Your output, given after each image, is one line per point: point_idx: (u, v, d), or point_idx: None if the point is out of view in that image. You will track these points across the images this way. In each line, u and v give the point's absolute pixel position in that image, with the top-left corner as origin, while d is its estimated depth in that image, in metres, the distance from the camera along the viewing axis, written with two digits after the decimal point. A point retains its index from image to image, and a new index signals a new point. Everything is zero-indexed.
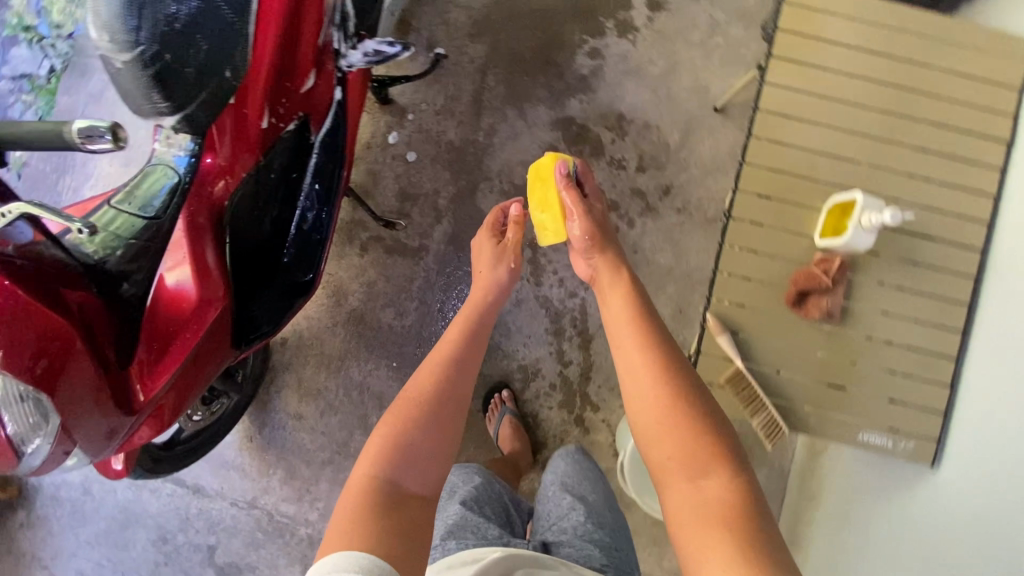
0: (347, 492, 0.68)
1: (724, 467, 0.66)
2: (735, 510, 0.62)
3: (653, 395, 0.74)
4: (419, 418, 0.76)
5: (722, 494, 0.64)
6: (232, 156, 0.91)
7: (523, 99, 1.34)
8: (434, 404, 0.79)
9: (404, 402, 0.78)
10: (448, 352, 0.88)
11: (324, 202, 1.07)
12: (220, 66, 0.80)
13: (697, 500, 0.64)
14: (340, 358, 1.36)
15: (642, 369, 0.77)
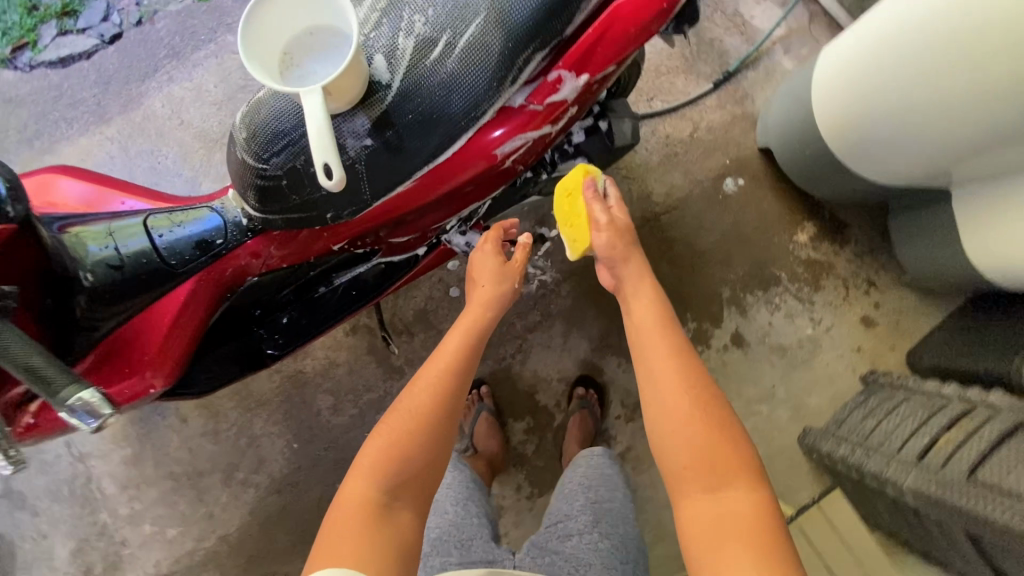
0: (343, 505, 0.68)
1: (746, 479, 0.64)
2: (761, 525, 0.60)
3: (681, 398, 0.71)
4: (413, 427, 0.74)
5: (747, 509, 0.61)
6: (284, 255, 0.88)
7: (576, 324, 1.33)
8: (432, 410, 0.76)
9: (400, 409, 0.76)
10: (461, 338, 0.85)
11: (338, 308, 1.03)
12: (324, 209, 0.75)
13: (716, 514, 0.62)
14: (256, 402, 1.30)
15: (664, 381, 0.73)
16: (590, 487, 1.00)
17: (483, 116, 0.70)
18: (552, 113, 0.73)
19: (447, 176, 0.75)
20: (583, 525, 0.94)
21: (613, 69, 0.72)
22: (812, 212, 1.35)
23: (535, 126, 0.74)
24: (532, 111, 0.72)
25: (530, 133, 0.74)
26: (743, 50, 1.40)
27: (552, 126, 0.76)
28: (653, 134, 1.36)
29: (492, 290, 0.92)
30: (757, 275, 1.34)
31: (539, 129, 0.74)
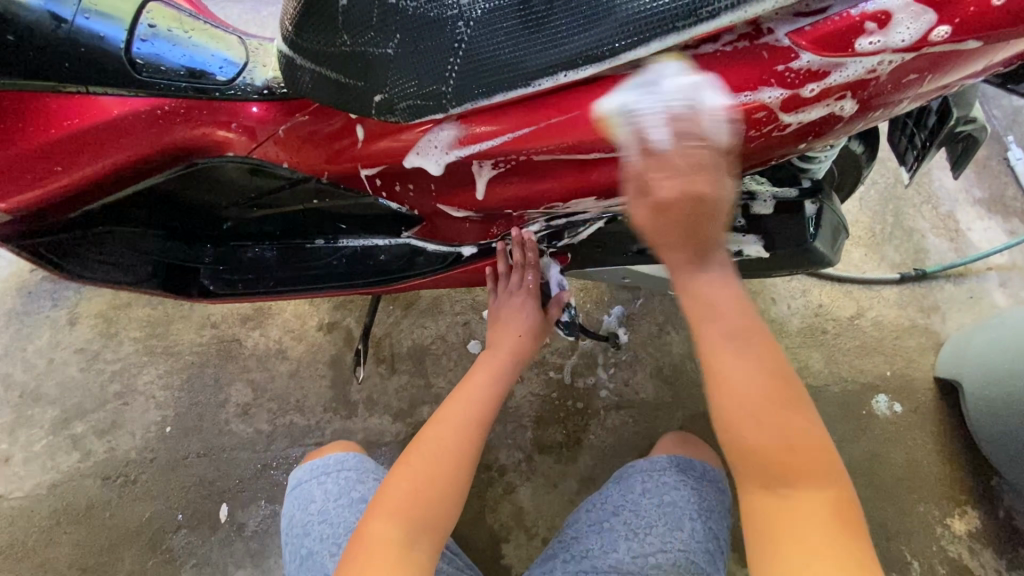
0: (363, 553, 0.48)
1: (829, 474, 0.42)
2: (845, 526, 0.41)
3: (757, 392, 0.43)
4: (438, 468, 0.54)
5: (828, 501, 0.42)
6: (285, 151, 0.57)
7: (603, 473, 0.92)
8: (464, 437, 0.57)
9: (427, 442, 0.56)
10: (496, 368, 0.66)
11: (322, 275, 0.74)
12: (377, 81, 0.47)
13: (787, 522, 0.42)
14: (163, 349, 0.96)
15: (735, 358, 0.44)
16: (641, 513, 0.70)
17: (697, 26, 0.38)
18: (805, 94, 0.41)
19: (579, 121, 0.44)
20: (626, 562, 0.65)
21: (958, 49, 0.38)
22: (981, 499, 0.93)
23: (763, 102, 0.41)
24: (776, 69, 0.40)
25: (748, 111, 0.41)
26: (947, 258, 1.08)
27: (786, 131, 0.43)
28: (804, 294, 1.04)
29: (531, 342, 0.70)
30: (875, 545, 0.90)
31: (764, 115, 0.42)
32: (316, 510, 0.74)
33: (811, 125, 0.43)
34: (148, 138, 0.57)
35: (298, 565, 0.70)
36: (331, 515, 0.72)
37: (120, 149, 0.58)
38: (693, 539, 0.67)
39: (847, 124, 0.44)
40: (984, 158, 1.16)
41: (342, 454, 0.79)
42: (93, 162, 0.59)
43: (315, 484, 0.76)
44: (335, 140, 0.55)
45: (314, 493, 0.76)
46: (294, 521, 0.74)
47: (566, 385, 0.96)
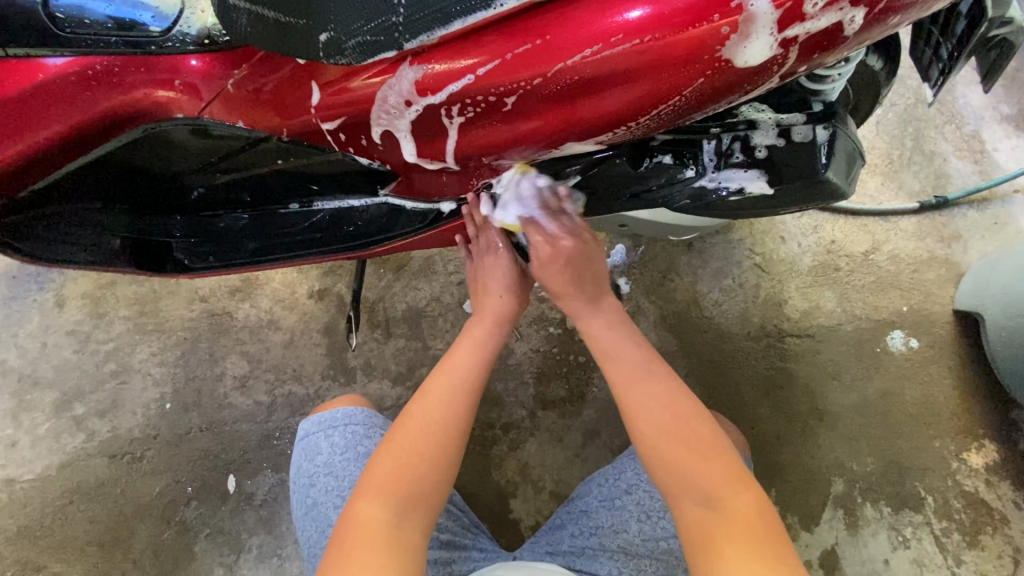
0: (354, 537, 0.50)
1: (740, 480, 0.50)
2: (762, 528, 0.48)
3: (675, 429, 0.53)
4: (423, 444, 0.55)
5: (750, 511, 0.48)
6: (237, 109, 0.52)
7: (608, 426, 0.91)
8: (449, 411, 0.58)
9: (412, 419, 0.57)
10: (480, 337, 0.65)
11: (300, 242, 0.70)
12: (321, 16, 0.41)
13: (716, 531, 0.48)
14: (155, 326, 0.94)
15: (642, 392, 0.56)
16: (657, 495, 0.68)
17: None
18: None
19: (551, 49, 0.39)
20: (636, 543, 0.66)
21: None
22: (999, 432, 0.91)
23: (763, 9, 0.35)
24: None
25: (743, 25, 0.35)
26: (971, 182, 1.01)
27: (794, 49, 0.36)
28: (815, 231, 0.98)
29: (514, 304, 0.67)
30: (889, 482, 0.89)
31: (768, 24, 0.35)
32: (322, 461, 0.72)
33: (822, 37, 0.36)
34: (88, 104, 0.53)
35: (304, 515, 0.71)
36: (337, 469, 0.71)
37: (61, 117, 0.54)
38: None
39: (868, 33, 0.37)
40: (1013, 70, 1.06)
41: (350, 408, 0.77)
42: (35, 134, 0.55)
43: (322, 436, 0.74)
44: (290, 91, 0.50)
45: (321, 445, 0.74)
46: (301, 470, 0.73)
47: (567, 339, 0.94)
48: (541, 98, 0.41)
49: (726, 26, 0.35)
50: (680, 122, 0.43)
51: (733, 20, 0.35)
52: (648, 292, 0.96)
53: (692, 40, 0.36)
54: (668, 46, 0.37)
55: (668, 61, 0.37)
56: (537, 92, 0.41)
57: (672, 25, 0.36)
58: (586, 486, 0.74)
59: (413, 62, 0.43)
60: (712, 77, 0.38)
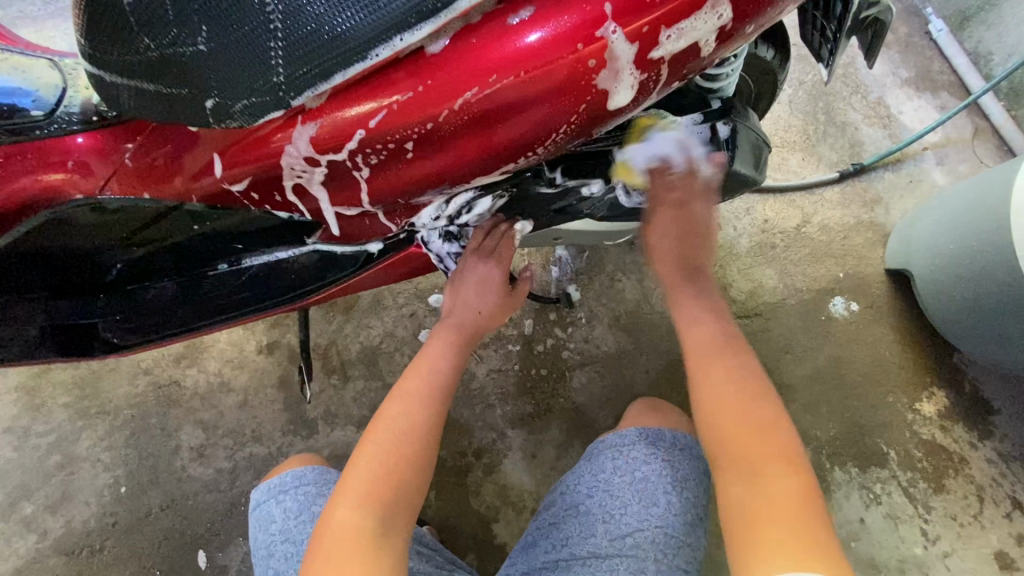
0: (334, 539, 0.49)
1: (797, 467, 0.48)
2: (808, 512, 0.45)
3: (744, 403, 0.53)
4: (399, 443, 0.55)
5: (796, 492, 0.46)
6: (142, 183, 0.50)
7: (580, 433, 0.91)
8: (425, 408, 0.59)
9: (388, 420, 0.57)
10: (439, 346, 0.65)
11: (236, 299, 0.69)
12: (201, 84, 0.40)
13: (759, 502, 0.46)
14: (97, 409, 0.90)
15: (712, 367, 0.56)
16: (616, 493, 0.66)
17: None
18: (669, 21, 0.35)
19: (434, 94, 0.39)
20: (604, 545, 0.62)
21: None
22: (945, 377, 0.95)
23: (622, 42, 0.36)
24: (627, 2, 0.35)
25: (608, 55, 0.36)
26: (884, 146, 1.06)
27: (664, 66, 0.38)
28: (748, 213, 1.02)
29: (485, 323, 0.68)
30: (852, 444, 0.92)
31: (631, 51, 0.36)
32: (278, 529, 0.69)
33: (684, 55, 0.38)
34: None
35: None
36: (294, 533, 0.68)
37: None
38: (668, 514, 0.63)
39: (732, 42, 0.38)
40: (905, 37, 1.13)
41: (299, 469, 0.75)
42: None
43: (274, 503, 0.72)
44: (188, 159, 0.49)
45: (274, 512, 0.71)
46: (258, 542, 0.70)
47: (527, 354, 0.94)
48: (439, 138, 0.42)
49: (593, 59, 0.37)
50: (576, 142, 0.44)
51: (597, 47, 0.36)
52: (599, 295, 0.97)
53: (565, 71, 0.37)
54: (544, 81, 0.37)
55: (546, 94, 0.38)
56: (434, 133, 0.41)
57: (544, 59, 0.37)
58: (552, 495, 0.73)
59: (305, 120, 0.42)
60: (591, 104, 0.39)
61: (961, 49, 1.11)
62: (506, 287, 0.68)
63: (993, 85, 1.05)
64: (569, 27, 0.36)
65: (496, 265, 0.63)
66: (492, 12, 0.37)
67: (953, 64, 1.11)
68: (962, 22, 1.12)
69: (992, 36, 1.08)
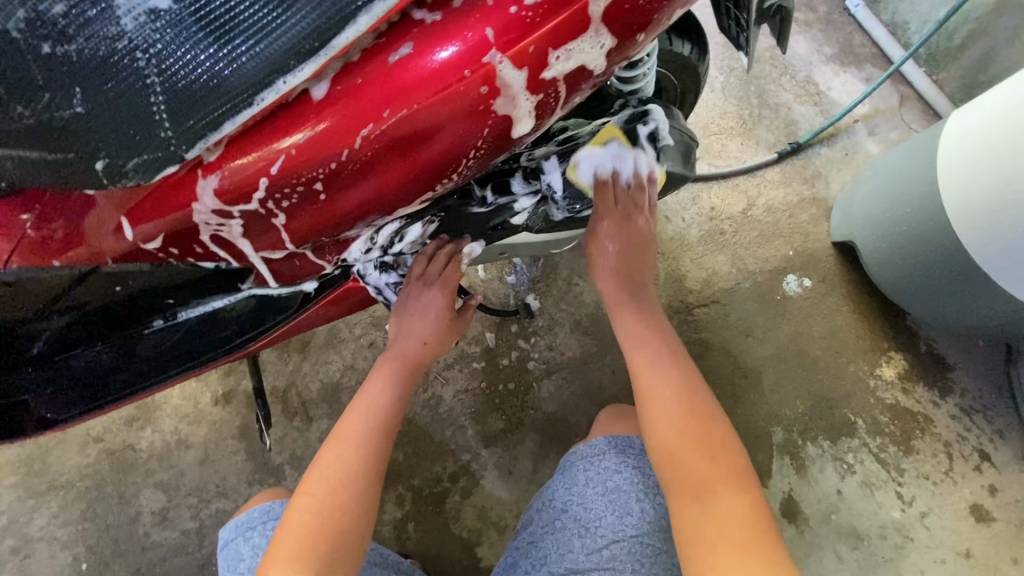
0: None
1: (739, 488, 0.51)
2: (757, 532, 0.48)
3: (677, 419, 0.56)
4: (335, 490, 0.54)
5: (742, 515, 0.50)
6: (49, 250, 0.48)
7: (554, 443, 0.90)
8: (363, 450, 0.57)
9: (323, 468, 0.56)
10: (382, 381, 0.64)
11: (175, 355, 0.66)
12: (86, 147, 0.37)
13: (712, 532, 0.49)
14: (48, 485, 0.85)
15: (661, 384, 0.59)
16: (589, 504, 0.65)
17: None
18: (554, 42, 0.35)
19: (332, 134, 0.38)
20: (582, 560, 0.62)
21: None
22: (901, 341, 0.98)
23: (510, 69, 0.36)
24: (508, 26, 0.35)
25: (499, 81, 0.36)
26: (817, 123, 1.09)
27: (559, 85, 0.38)
28: (694, 203, 1.03)
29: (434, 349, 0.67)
30: (820, 418, 0.94)
31: (521, 75, 0.36)
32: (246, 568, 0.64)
33: (576, 74, 0.38)
34: None
35: None
36: None
37: None
38: (643, 523, 0.62)
39: (626, 52, 0.38)
40: (825, 15, 1.16)
41: (267, 503, 0.70)
42: None
43: (242, 542, 0.67)
44: (95, 222, 0.46)
45: (242, 551, 0.66)
46: None
47: (493, 370, 0.93)
48: (346, 176, 0.40)
49: (484, 86, 0.36)
50: (490, 163, 0.43)
51: (486, 73, 0.36)
52: (559, 301, 0.96)
53: (461, 99, 0.36)
54: (442, 111, 0.37)
55: (445, 122, 0.37)
56: (341, 172, 0.40)
57: (437, 88, 0.36)
58: (531, 510, 0.71)
59: (204, 173, 0.40)
60: (494, 129, 0.39)
61: (879, 20, 1.15)
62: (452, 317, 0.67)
63: (912, 53, 1.09)
64: (456, 55, 0.35)
65: (441, 295, 0.63)
66: (374, 47, 0.36)
67: (873, 36, 1.14)
68: None
69: (906, 6, 1.12)
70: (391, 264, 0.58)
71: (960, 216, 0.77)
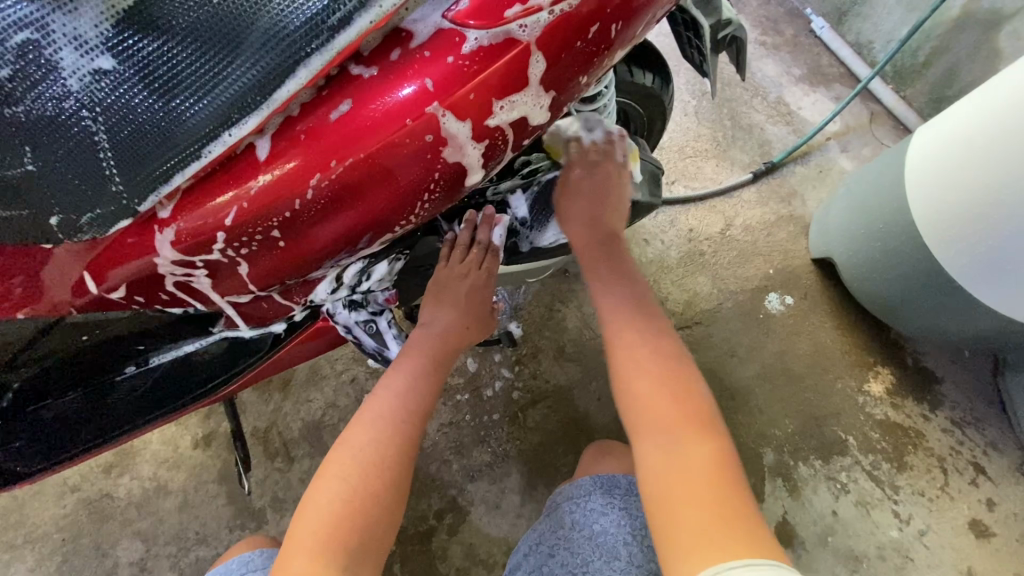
0: None
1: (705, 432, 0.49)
2: (720, 474, 0.46)
3: (647, 363, 0.55)
4: (360, 479, 0.53)
5: (706, 456, 0.47)
6: (9, 305, 0.48)
7: (541, 475, 0.88)
8: (387, 438, 0.56)
9: (345, 456, 0.54)
10: (414, 369, 0.60)
11: (150, 403, 0.65)
12: (37, 205, 0.37)
13: (673, 473, 0.47)
14: (23, 539, 0.83)
15: (628, 349, 0.57)
16: (576, 548, 0.63)
17: (336, 37, 0.33)
18: (494, 93, 0.37)
19: (282, 183, 0.38)
20: None
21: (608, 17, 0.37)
22: (886, 356, 0.97)
23: (452, 119, 0.37)
24: (447, 77, 0.36)
25: (443, 129, 0.37)
26: (790, 142, 1.10)
27: (504, 131, 0.39)
28: (672, 225, 1.04)
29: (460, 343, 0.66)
30: (811, 437, 0.93)
31: (465, 126, 0.37)
32: None
33: (519, 122, 0.39)
34: None
35: None
36: None
37: None
38: (631, 566, 0.60)
39: (566, 95, 0.40)
40: (792, 38, 1.19)
41: (248, 553, 0.66)
42: None
43: None
44: (58, 275, 0.46)
45: None
46: None
47: (476, 402, 0.92)
48: (305, 222, 0.40)
49: (428, 134, 0.37)
50: (446, 204, 0.44)
51: (430, 122, 0.37)
52: (540, 329, 0.96)
53: (407, 147, 0.37)
54: (391, 159, 0.38)
55: (396, 168, 0.38)
56: (298, 219, 0.40)
57: (382, 138, 0.37)
58: (521, 558, 0.69)
59: (161, 227, 0.40)
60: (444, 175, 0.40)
61: (845, 41, 1.18)
62: (485, 304, 0.66)
63: (878, 71, 1.12)
64: (395, 106, 0.36)
65: (478, 284, 0.62)
66: (316, 99, 0.37)
67: (840, 57, 1.17)
68: (840, 18, 1.18)
69: (870, 27, 1.15)
70: (361, 301, 0.58)
71: (932, 233, 0.78)
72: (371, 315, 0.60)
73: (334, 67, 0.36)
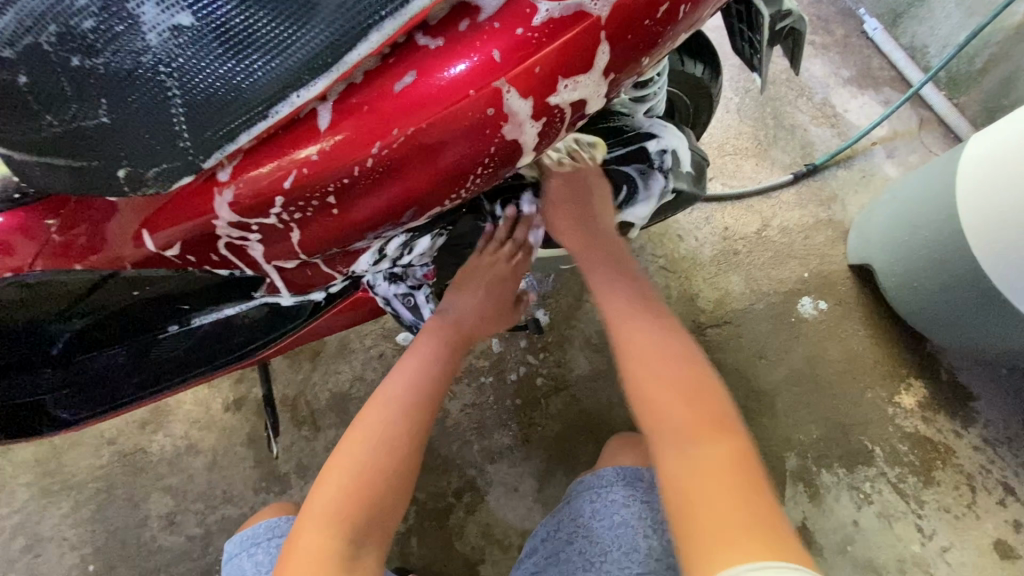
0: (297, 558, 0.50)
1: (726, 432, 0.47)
2: (743, 470, 0.44)
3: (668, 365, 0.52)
4: (370, 456, 0.55)
5: (729, 457, 0.45)
6: (72, 255, 0.49)
7: (560, 461, 0.89)
8: (401, 416, 0.58)
9: (356, 432, 0.56)
10: (432, 350, 0.62)
11: (191, 360, 0.67)
12: (106, 156, 0.39)
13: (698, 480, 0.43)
14: (61, 485, 0.87)
15: (646, 352, 0.54)
16: (595, 538, 0.63)
17: (409, 4, 0.34)
18: (557, 70, 0.37)
19: (342, 149, 0.39)
20: None
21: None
22: (920, 368, 0.95)
23: (514, 93, 0.37)
24: (513, 50, 0.36)
25: (505, 104, 0.37)
26: (834, 145, 1.08)
27: (564, 111, 0.39)
28: (707, 222, 1.02)
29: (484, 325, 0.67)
30: (836, 444, 0.91)
31: (527, 103, 0.38)
32: None
33: (579, 102, 0.39)
34: None
35: None
36: None
37: None
38: (650, 559, 0.59)
39: (627, 76, 0.40)
40: (842, 38, 1.16)
41: (273, 519, 0.70)
42: None
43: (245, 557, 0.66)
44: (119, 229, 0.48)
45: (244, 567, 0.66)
46: None
47: (500, 385, 0.92)
48: (361, 189, 0.41)
49: (490, 107, 0.37)
50: (497, 180, 0.44)
51: (493, 96, 0.37)
52: (568, 318, 0.96)
53: (468, 119, 0.38)
54: (451, 130, 0.38)
55: (456, 139, 0.39)
56: (354, 186, 0.41)
57: (445, 109, 0.37)
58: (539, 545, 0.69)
59: (221, 187, 0.41)
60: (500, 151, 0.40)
61: (898, 44, 1.14)
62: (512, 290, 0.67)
63: (932, 76, 1.08)
64: (459, 79, 0.37)
65: (510, 272, 0.63)
66: (380, 68, 0.37)
67: (892, 60, 1.14)
68: (895, 19, 1.15)
69: (926, 30, 1.11)
70: (400, 275, 0.59)
71: (983, 246, 0.76)
72: (409, 288, 0.61)
73: (402, 36, 0.36)
